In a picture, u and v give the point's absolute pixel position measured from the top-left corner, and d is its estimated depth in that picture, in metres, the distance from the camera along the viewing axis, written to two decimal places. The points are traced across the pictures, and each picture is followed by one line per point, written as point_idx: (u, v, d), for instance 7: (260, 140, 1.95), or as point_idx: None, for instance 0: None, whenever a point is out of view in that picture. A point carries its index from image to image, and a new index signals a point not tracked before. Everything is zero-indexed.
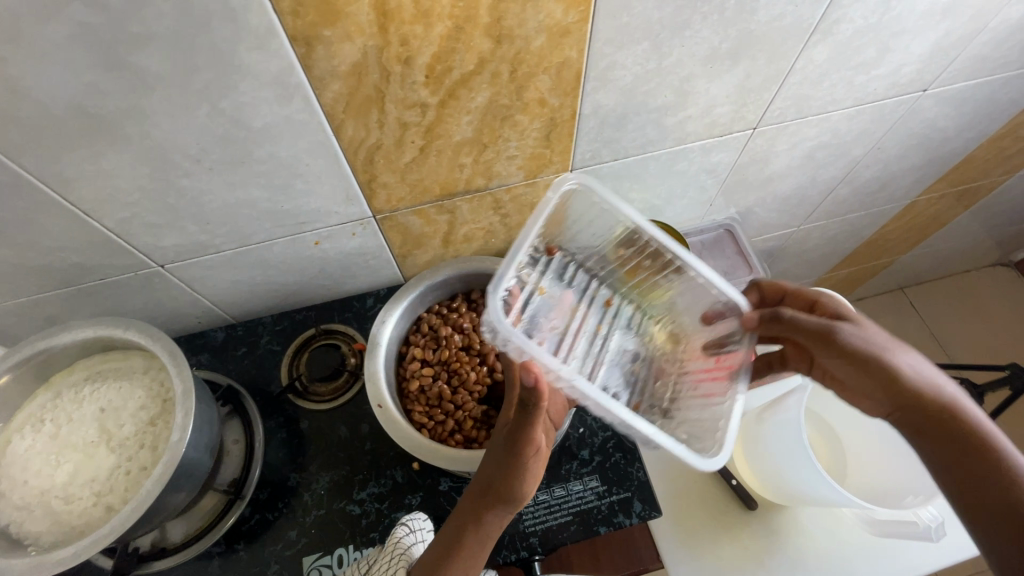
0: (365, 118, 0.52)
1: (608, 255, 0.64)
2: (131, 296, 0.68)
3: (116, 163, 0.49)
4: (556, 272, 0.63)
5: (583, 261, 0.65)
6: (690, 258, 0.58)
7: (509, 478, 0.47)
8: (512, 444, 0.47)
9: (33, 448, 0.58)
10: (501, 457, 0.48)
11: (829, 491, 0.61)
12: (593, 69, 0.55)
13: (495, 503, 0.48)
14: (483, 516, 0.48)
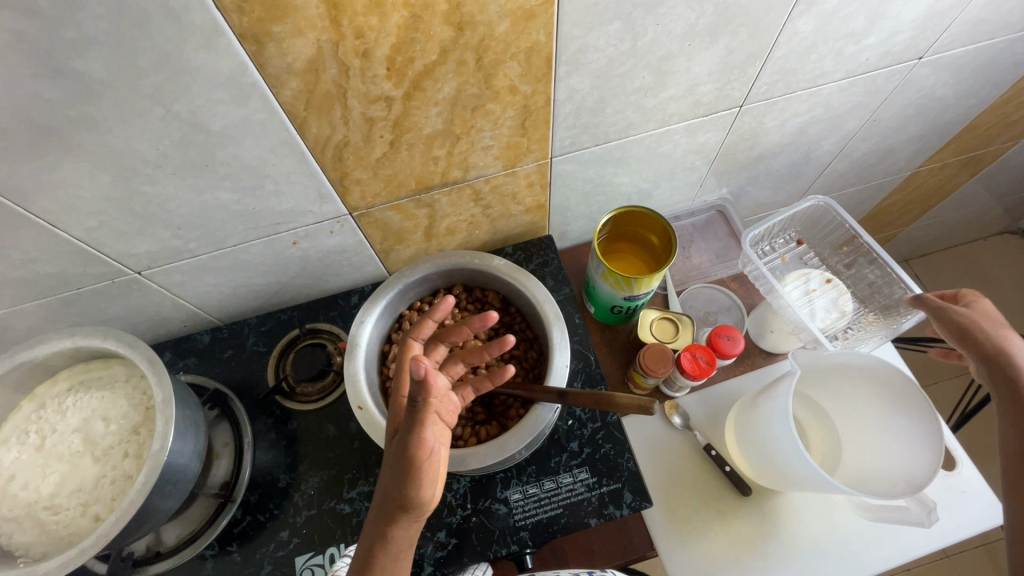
0: (329, 115, 0.51)
1: (839, 248, 0.85)
2: (110, 303, 0.67)
3: (75, 171, 0.48)
4: (799, 255, 0.87)
5: (819, 253, 0.87)
6: (875, 242, 0.78)
7: (405, 484, 0.46)
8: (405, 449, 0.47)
9: (19, 460, 0.58)
10: (397, 466, 0.48)
11: (818, 479, 0.60)
12: (564, 52, 0.52)
13: (398, 514, 0.47)
14: (388, 530, 0.47)
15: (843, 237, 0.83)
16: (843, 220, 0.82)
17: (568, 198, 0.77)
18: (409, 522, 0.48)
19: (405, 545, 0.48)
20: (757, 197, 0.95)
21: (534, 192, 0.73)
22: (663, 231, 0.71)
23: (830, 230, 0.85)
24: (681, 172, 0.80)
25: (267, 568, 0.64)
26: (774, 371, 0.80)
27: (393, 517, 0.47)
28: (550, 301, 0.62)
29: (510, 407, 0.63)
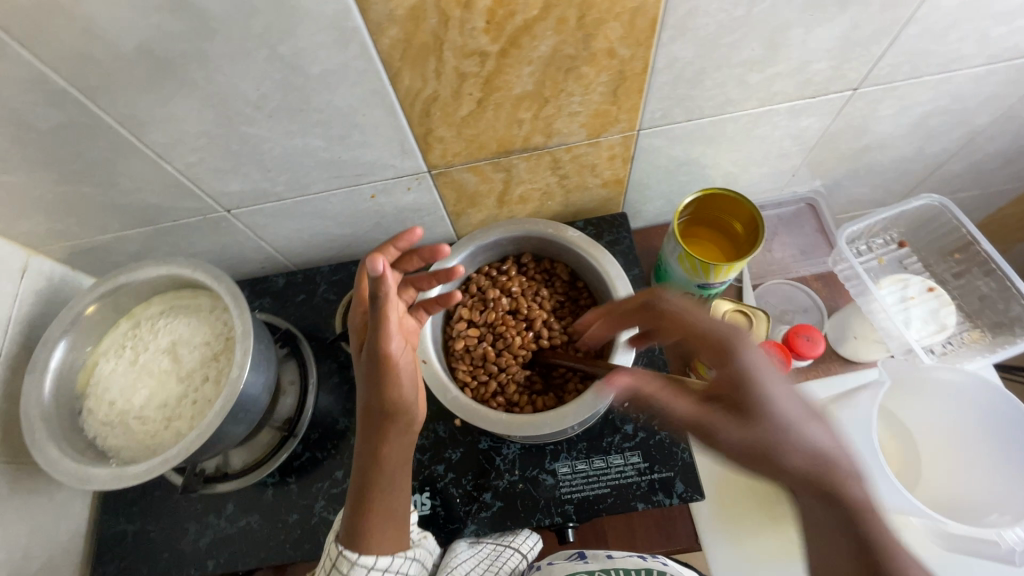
0: (423, 68, 0.50)
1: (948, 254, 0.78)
2: (201, 237, 0.71)
3: (184, 107, 0.50)
4: (899, 258, 0.80)
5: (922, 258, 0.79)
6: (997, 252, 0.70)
7: (382, 398, 0.51)
8: (376, 365, 0.51)
9: (115, 371, 0.63)
10: (373, 382, 0.52)
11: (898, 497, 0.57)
12: (672, 16, 0.49)
13: (383, 423, 0.52)
14: (379, 441, 0.52)
15: (956, 243, 0.76)
16: (959, 224, 0.74)
17: (649, 174, 0.74)
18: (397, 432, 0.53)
19: (397, 451, 0.53)
20: (853, 193, 0.88)
21: (615, 165, 0.71)
22: (749, 219, 0.67)
23: (941, 233, 0.77)
24: (773, 157, 0.75)
25: (321, 502, 0.68)
26: (852, 380, 0.74)
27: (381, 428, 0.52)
28: (623, 280, 0.60)
29: (569, 381, 0.63)
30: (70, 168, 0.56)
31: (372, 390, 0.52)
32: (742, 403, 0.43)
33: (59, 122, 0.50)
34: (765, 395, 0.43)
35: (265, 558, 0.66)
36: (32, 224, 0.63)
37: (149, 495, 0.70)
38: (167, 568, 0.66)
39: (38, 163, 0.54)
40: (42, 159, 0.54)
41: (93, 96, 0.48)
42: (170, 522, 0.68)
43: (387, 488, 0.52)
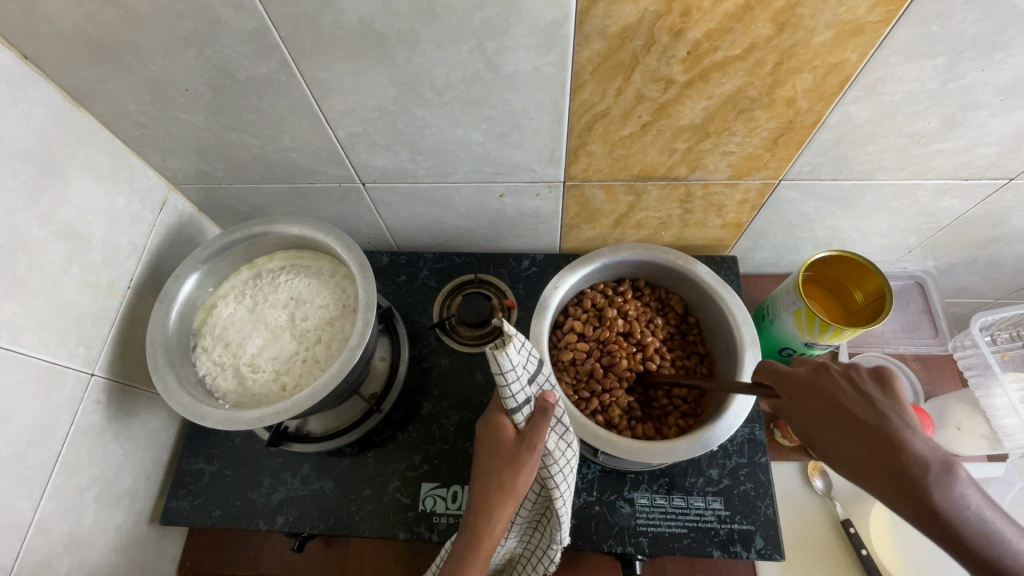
0: (608, 84, 0.51)
1: None
2: (327, 203, 0.73)
3: (373, 80, 0.52)
4: None
5: None
6: None
7: (791, 397, 0.49)
8: (799, 415, 0.48)
9: (233, 316, 0.66)
10: (489, 451, 0.53)
11: None
12: (866, 76, 0.49)
13: (494, 520, 0.51)
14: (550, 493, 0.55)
15: None
16: None
17: (771, 224, 0.74)
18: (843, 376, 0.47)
19: (795, 394, 0.48)
20: (962, 281, 0.86)
21: (742, 209, 0.70)
22: (877, 291, 0.68)
23: None
24: (900, 230, 0.74)
25: (395, 483, 0.68)
26: None
27: (897, 397, 0.44)
28: (748, 324, 0.60)
29: (669, 414, 0.64)
30: (242, 118, 0.58)
31: (489, 454, 0.53)
32: (823, 431, 0.46)
33: (256, 74, 0.52)
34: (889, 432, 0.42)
35: (331, 526, 0.66)
36: (182, 162, 0.66)
37: (232, 441, 0.72)
38: (237, 516, 0.67)
39: (217, 107, 0.57)
40: (223, 105, 0.56)
41: (298, 56, 0.50)
42: (247, 470, 0.70)
43: (801, 403, 0.48)
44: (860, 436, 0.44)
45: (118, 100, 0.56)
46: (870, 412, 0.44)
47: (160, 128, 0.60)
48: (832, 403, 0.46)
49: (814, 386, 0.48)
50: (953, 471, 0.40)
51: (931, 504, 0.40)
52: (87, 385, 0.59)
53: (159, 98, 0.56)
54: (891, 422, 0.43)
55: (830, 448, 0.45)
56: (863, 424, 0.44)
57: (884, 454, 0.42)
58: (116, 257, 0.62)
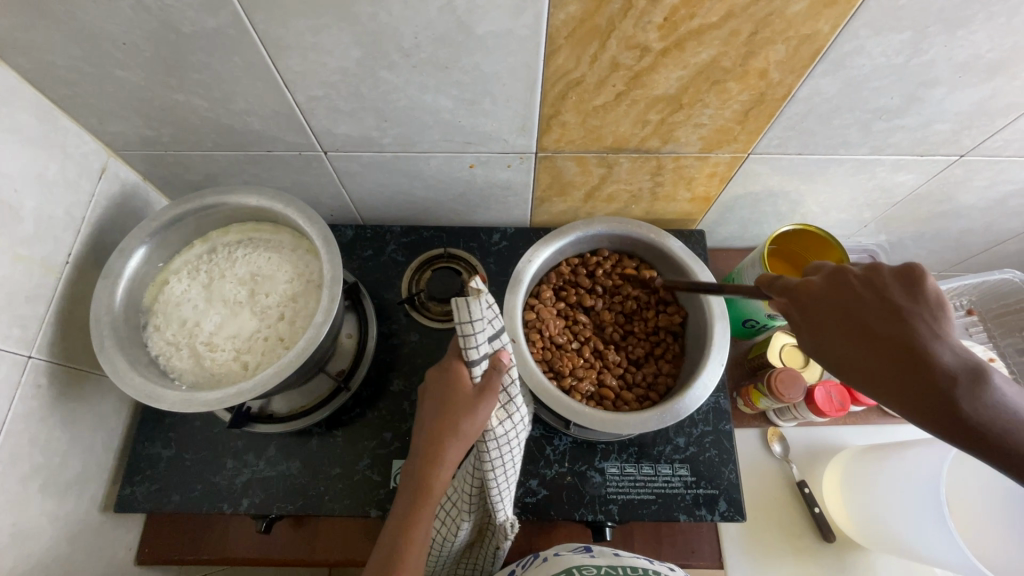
0: (582, 50, 0.50)
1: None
2: (286, 173, 0.69)
3: (335, 39, 0.49)
4: (967, 329, 0.79)
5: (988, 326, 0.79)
6: None
7: (808, 308, 0.43)
8: (807, 315, 0.43)
9: (188, 292, 0.62)
10: (437, 400, 0.53)
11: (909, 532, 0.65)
12: (836, 49, 0.50)
13: (438, 467, 0.51)
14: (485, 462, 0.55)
15: None
16: None
17: (736, 199, 0.75)
18: (888, 286, 0.39)
19: (817, 303, 0.42)
20: (910, 253, 0.90)
21: (711, 182, 0.71)
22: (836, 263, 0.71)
23: (1015, 307, 0.76)
24: (858, 205, 0.76)
25: (366, 461, 0.67)
26: (888, 433, 0.78)
27: (929, 298, 0.37)
28: (718, 298, 0.62)
29: (636, 386, 0.65)
30: (189, 77, 0.54)
31: (436, 403, 0.52)
32: (850, 340, 0.39)
33: (203, 27, 0.48)
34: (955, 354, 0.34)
35: (300, 506, 0.65)
36: (124, 126, 0.60)
37: (190, 423, 0.68)
38: (199, 500, 0.65)
39: (161, 64, 0.52)
40: (167, 61, 0.52)
41: (251, 8, 0.46)
42: (208, 454, 0.67)
43: (816, 312, 0.42)
44: (904, 354, 0.36)
45: (43, 53, 0.51)
46: (906, 323, 0.37)
47: (94, 87, 0.55)
48: (852, 318, 0.40)
49: (838, 299, 0.41)
50: (1000, 377, 0.33)
51: (1000, 425, 0.32)
52: (24, 369, 0.55)
53: (92, 51, 0.51)
54: (918, 326, 0.36)
55: (845, 353, 0.39)
56: (901, 346, 0.36)
57: (933, 372, 0.34)
58: (50, 229, 0.57)
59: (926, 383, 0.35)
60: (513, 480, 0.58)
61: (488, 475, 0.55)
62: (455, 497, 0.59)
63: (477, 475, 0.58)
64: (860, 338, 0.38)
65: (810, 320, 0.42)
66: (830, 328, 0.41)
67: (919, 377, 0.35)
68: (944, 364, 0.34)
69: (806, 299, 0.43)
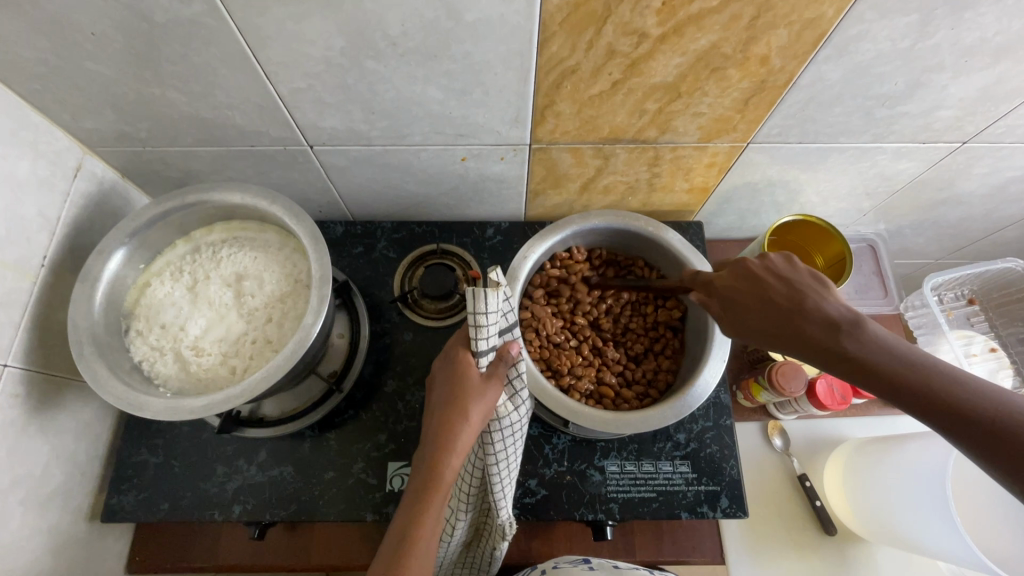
0: (578, 37, 0.48)
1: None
2: (271, 169, 0.66)
3: (317, 28, 0.46)
4: (968, 318, 0.79)
5: (989, 315, 0.79)
6: None
7: (731, 299, 0.50)
8: (730, 306, 0.50)
9: (171, 294, 0.60)
10: (443, 389, 0.52)
11: (910, 527, 0.64)
12: (841, 33, 0.48)
13: (449, 457, 0.49)
14: (487, 453, 0.54)
15: None
16: None
17: (735, 189, 0.73)
18: (778, 271, 0.48)
19: (734, 294, 0.50)
20: (908, 242, 0.89)
21: (709, 173, 0.69)
22: (838, 254, 0.71)
23: (1015, 295, 0.76)
24: (857, 194, 0.75)
25: (360, 464, 0.65)
26: (890, 425, 0.77)
27: (800, 272, 0.47)
28: None
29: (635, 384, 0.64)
30: (164, 69, 0.51)
31: (445, 393, 0.51)
32: (769, 319, 0.46)
33: (176, 16, 0.45)
34: (845, 316, 0.43)
35: (294, 512, 0.63)
36: (98, 122, 0.58)
37: (178, 429, 0.66)
38: (189, 508, 0.63)
39: (134, 55, 0.49)
40: (140, 53, 0.49)
41: None
42: (197, 460, 0.65)
43: (737, 301, 0.49)
44: (803, 319, 0.44)
45: (7, 46, 0.48)
46: (800, 295, 0.45)
47: (64, 81, 0.52)
48: (764, 298, 0.47)
49: (748, 288, 0.49)
50: (872, 322, 0.42)
51: (882, 359, 0.40)
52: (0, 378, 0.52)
53: (60, 42, 0.48)
54: (805, 295, 0.45)
55: (768, 332, 0.46)
56: (805, 313, 0.44)
57: (825, 330, 0.43)
58: (23, 232, 0.54)
59: (840, 344, 0.42)
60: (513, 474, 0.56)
61: (491, 468, 0.54)
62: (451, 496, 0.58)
63: (474, 473, 0.56)
64: (775, 315, 0.46)
65: (738, 308, 0.49)
66: (751, 310, 0.48)
67: (825, 339, 0.42)
68: (836, 325, 0.42)
69: (726, 291, 0.50)
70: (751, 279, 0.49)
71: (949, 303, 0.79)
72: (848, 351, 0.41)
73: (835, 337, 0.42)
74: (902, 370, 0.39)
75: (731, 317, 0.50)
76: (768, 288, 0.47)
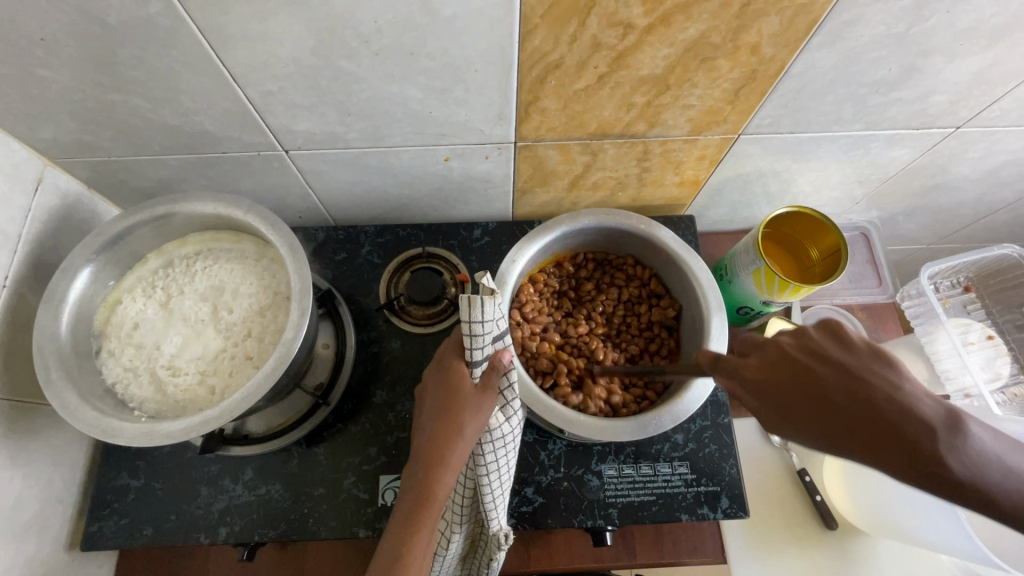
0: (561, 29, 0.46)
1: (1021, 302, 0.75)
2: (245, 175, 0.64)
3: (283, 27, 0.44)
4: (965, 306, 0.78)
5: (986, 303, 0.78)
6: None
7: (775, 389, 0.41)
8: (776, 396, 0.41)
9: (144, 311, 0.57)
10: (434, 401, 0.50)
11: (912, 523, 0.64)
12: (833, 19, 0.46)
13: (442, 472, 0.47)
14: (479, 467, 0.52)
15: None
16: None
17: (726, 181, 0.72)
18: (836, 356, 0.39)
19: (780, 381, 0.41)
20: (901, 228, 0.88)
21: (700, 166, 0.67)
22: (832, 246, 0.68)
23: (1011, 282, 0.75)
24: (850, 182, 0.74)
25: (351, 478, 0.63)
26: None
27: (861, 351, 0.39)
28: (713, 290, 0.59)
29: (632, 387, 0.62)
30: (123, 74, 0.48)
31: (436, 405, 0.49)
32: (838, 420, 0.37)
33: (132, 18, 0.42)
34: (932, 417, 0.35)
35: (283, 531, 0.61)
36: (56, 132, 0.54)
37: (159, 450, 0.64)
38: (173, 532, 0.60)
39: (89, 61, 0.46)
40: (96, 58, 0.46)
41: None
42: (181, 481, 0.62)
43: (787, 395, 0.40)
44: (885, 423, 0.35)
45: None
46: (871, 387, 0.37)
47: (16, 90, 0.49)
48: (825, 392, 0.38)
49: (799, 374, 0.40)
50: (970, 421, 0.35)
51: (987, 472, 0.33)
52: None
53: (7, 48, 0.45)
54: (878, 386, 0.37)
55: (841, 439, 0.37)
56: (887, 415, 0.36)
57: (913, 435, 0.35)
58: None
59: (941, 457, 0.34)
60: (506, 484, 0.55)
61: (482, 481, 0.52)
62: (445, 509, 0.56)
63: (467, 486, 0.54)
64: (847, 416, 0.37)
65: (790, 402, 0.40)
66: (810, 405, 0.39)
67: (920, 451, 0.34)
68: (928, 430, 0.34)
69: (767, 377, 0.42)
70: (804, 364, 0.40)
71: (946, 290, 0.78)
72: (947, 467, 0.34)
73: (929, 447, 0.34)
74: (1019, 490, 0.33)
75: (783, 413, 0.40)
76: (826, 376, 0.39)
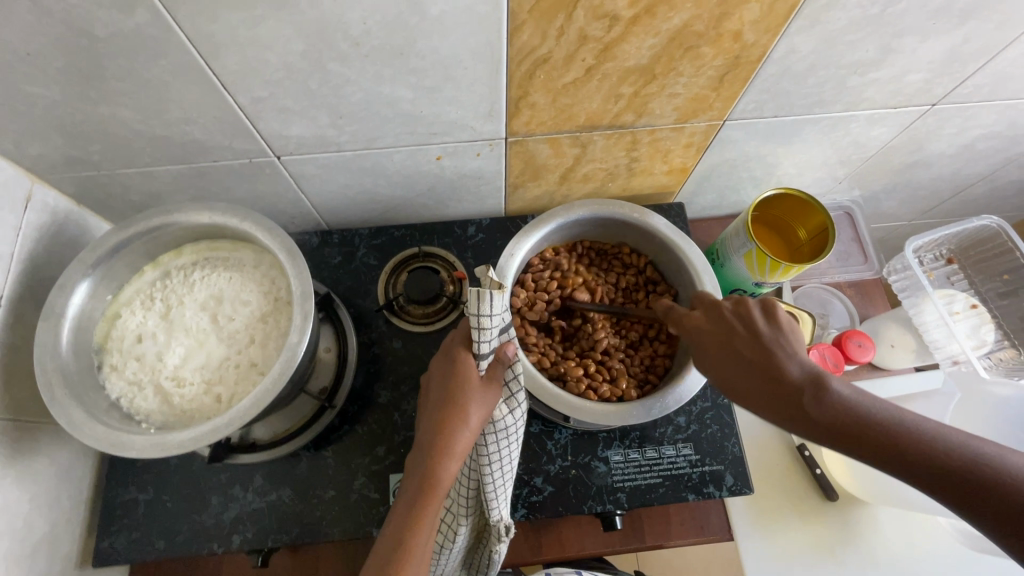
0: (548, 24, 0.46)
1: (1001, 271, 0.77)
2: (238, 183, 0.63)
3: (273, 32, 0.44)
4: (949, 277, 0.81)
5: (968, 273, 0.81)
6: None
7: (703, 345, 0.51)
8: (701, 349, 0.51)
9: (144, 323, 0.57)
10: (438, 394, 0.51)
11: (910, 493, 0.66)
12: (812, 3, 0.47)
13: (446, 462, 0.48)
14: (485, 458, 0.53)
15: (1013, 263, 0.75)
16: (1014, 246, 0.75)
17: (713, 167, 0.73)
18: (753, 322, 0.49)
19: (705, 339, 0.51)
20: (883, 205, 0.91)
21: (688, 153, 0.69)
22: (820, 226, 0.70)
23: (992, 253, 0.78)
24: (832, 163, 0.76)
25: (360, 479, 0.64)
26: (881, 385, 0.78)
27: (777, 323, 0.48)
28: (708, 273, 0.61)
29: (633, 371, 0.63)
30: (112, 86, 0.48)
31: (441, 398, 0.50)
32: (740, 371, 0.47)
33: (120, 29, 0.42)
34: (809, 375, 0.44)
35: (296, 535, 0.61)
36: (44, 147, 0.54)
37: (165, 463, 0.64)
38: (185, 543, 0.60)
39: (76, 74, 0.46)
40: (83, 70, 0.46)
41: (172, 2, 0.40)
42: (189, 492, 0.62)
43: (711, 350, 0.50)
44: (773, 377, 0.45)
45: None
46: (770, 352, 0.46)
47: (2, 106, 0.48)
48: (736, 349, 0.48)
49: (719, 335, 0.50)
50: (838, 380, 0.43)
51: (847, 419, 0.41)
52: None
53: None
54: (776, 351, 0.46)
55: (739, 386, 0.47)
56: (777, 372, 0.45)
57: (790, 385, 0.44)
58: None
59: (805, 405, 0.43)
60: (510, 476, 0.55)
61: (486, 472, 0.53)
62: (453, 502, 0.57)
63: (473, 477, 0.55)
64: (745, 369, 0.47)
65: (708, 356, 0.50)
66: (722, 357, 0.49)
67: (790, 398, 0.44)
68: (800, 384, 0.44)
69: (697, 335, 0.52)
70: (730, 326, 0.50)
71: (931, 263, 0.80)
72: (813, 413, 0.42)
73: (801, 397, 0.43)
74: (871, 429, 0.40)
75: (705, 364, 0.51)
76: (741, 340, 0.48)
